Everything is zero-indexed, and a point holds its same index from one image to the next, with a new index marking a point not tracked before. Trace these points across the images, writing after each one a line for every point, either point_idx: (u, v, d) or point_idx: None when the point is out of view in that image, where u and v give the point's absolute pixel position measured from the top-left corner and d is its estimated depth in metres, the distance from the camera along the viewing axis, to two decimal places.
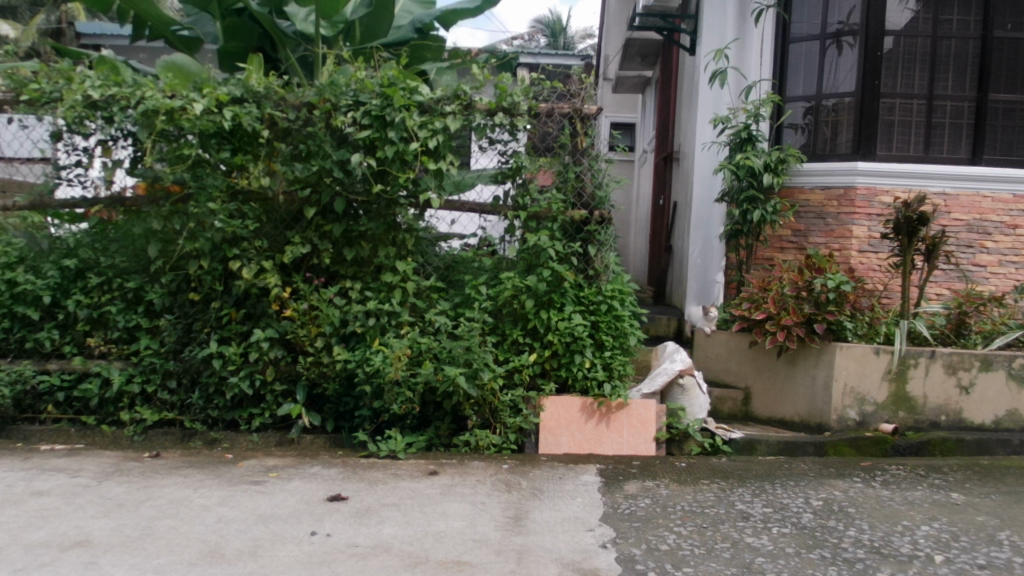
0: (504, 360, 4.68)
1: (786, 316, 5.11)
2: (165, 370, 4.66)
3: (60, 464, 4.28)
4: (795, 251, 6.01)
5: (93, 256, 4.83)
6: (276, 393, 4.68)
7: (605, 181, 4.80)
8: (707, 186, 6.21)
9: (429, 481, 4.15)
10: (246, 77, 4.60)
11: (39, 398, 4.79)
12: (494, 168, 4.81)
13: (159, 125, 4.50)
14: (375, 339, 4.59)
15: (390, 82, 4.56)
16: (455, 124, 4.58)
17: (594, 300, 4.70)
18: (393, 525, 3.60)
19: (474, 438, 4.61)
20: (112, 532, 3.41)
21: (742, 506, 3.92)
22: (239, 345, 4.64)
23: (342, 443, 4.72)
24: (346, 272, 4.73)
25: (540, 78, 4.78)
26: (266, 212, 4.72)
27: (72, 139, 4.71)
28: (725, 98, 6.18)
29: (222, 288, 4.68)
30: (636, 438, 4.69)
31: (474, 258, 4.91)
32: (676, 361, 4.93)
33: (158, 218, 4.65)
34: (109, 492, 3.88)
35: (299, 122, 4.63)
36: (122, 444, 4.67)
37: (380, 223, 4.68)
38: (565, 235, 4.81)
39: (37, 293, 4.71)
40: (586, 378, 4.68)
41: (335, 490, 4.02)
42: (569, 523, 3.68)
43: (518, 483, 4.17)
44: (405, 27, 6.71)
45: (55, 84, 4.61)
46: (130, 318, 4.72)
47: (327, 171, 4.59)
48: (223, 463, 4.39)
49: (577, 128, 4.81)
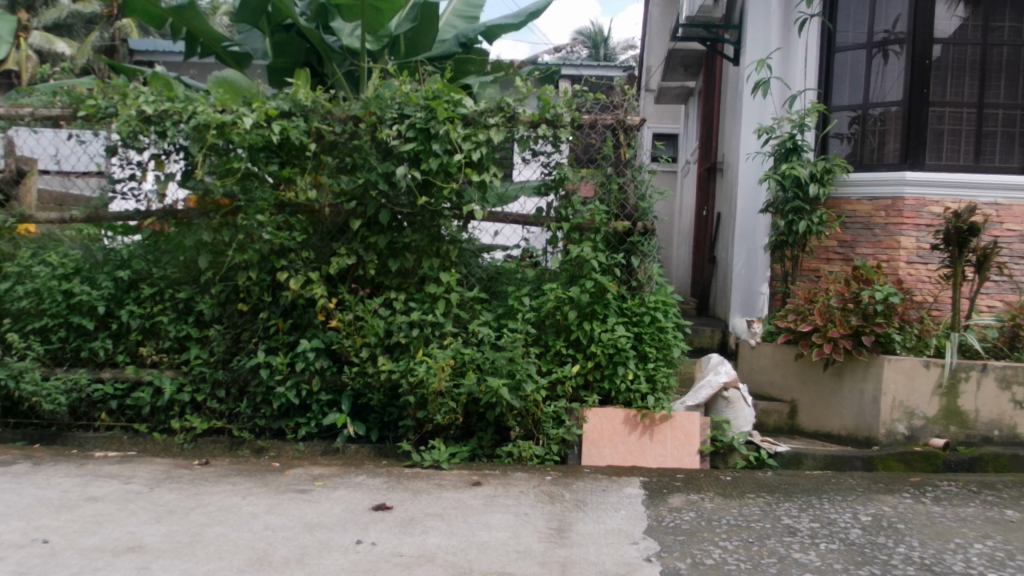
0: (547, 371, 4.68)
1: (833, 329, 5.04)
2: (214, 379, 4.75)
3: (113, 471, 4.38)
4: (842, 262, 5.92)
5: (145, 267, 4.93)
6: (321, 402, 4.76)
7: (649, 193, 4.80)
8: (751, 197, 6.16)
9: (472, 492, 4.17)
10: (294, 91, 4.68)
11: (93, 406, 4.90)
12: (537, 180, 4.83)
13: (209, 138, 4.59)
14: (419, 349, 4.62)
15: (434, 95, 4.58)
16: (499, 136, 4.61)
17: (637, 312, 4.69)
18: (437, 535, 3.62)
19: (517, 449, 4.62)
20: (164, 538, 3.48)
21: (789, 520, 3.88)
22: (286, 355, 4.70)
23: (386, 453, 4.77)
24: (390, 283, 4.76)
25: (584, 90, 4.78)
26: (313, 224, 4.80)
27: (127, 153, 4.83)
28: (769, 108, 6.15)
29: (270, 299, 4.76)
30: (680, 451, 4.67)
31: (517, 269, 4.91)
32: (721, 373, 4.89)
33: (208, 230, 4.73)
34: (160, 498, 3.95)
35: (345, 136, 4.70)
36: (173, 451, 4.76)
37: (424, 235, 4.73)
38: (608, 246, 4.81)
39: (92, 303, 4.80)
40: (629, 390, 4.68)
41: (380, 499, 4.06)
42: (614, 535, 3.66)
43: (562, 495, 4.17)
44: (449, 41, 6.74)
45: (110, 100, 4.74)
46: (181, 328, 4.81)
47: (373, 183, 4.66)
48: (270, 472, 4.46)
49: (620, 139, 4.81)
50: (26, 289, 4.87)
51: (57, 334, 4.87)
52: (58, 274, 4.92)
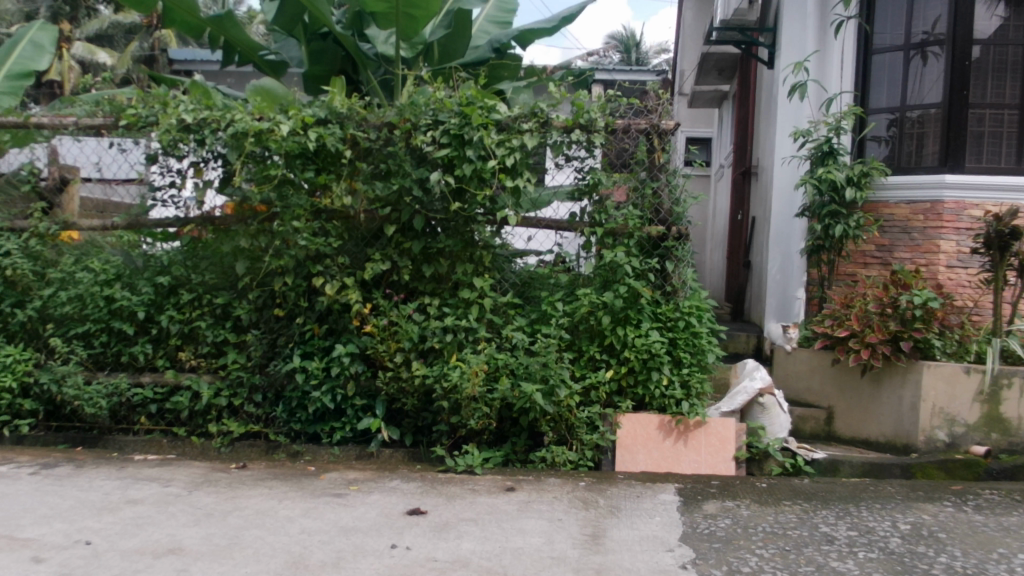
0: (581, 376, 4.68)
1: (871, 334, 4.97)
2: (252, 384, 4.82)
3: (153, 474, 4.44)
4: (879, 266, 5.84)
5: (184, 273, 4.96)
6: (356, 407, 4.78)
7: (683, 198, 4.77)
8: (787, 202, 6.09)
9: (506, 497, 4.17)
10: (330, 99, 4.73)
11: (133, 410, 4.98)
12: (570, 185, 4.82)
13: (247, 146, 4.66)
14: (453, 354, 4.63)
15: (468, 101, 4.63)
16: (533, 141, 4.62)
17: (672, 317, 4.67)
18: (471, 540, 3.63)
19: (551, 454, 4.63)
20: (202, 540, 3.52)
21: (826, 528, 3.83)
22: (322, 360, 4.75)
23: (419, 458, 4.79)
24: (425, 288, 4.78)
25: (618, 94, 4.78)
26: (347, 230, 4.82)
27: (167, 161, 4.91)
28: (805, 111, 6.10)
29: (306, 303, 4.81)
30: (714, 457, 4.63)
31: (549, 274, 4.91)
32: (756, 379, 4.83)
33: (246, 236, 4.80)
34: (199, 502, 4.00)
35: (380, 142, 4.73)
36: (210, 455, 4.82)
37: (458, 241, 4.75)
38: (642, 251, 4.80)
39: (132, 309, 4.89)
40: (664, 396, 4.66)
41: (415, 504, 4.07)
42: (648, 542, 3.64)
43: (595, 500, 4.15)
44: (483, 47, 6.76)
45: (150, 109, 4.82)
46: (218, 333, 4.87)
47: (407, 190, 4.69)
48: (306, 476, 4.49)
49: (655, 144, 4.78)
50: (69, 295, 4.95)
51: (98, 339, 4.95)
52: (100, 280, 4.99)
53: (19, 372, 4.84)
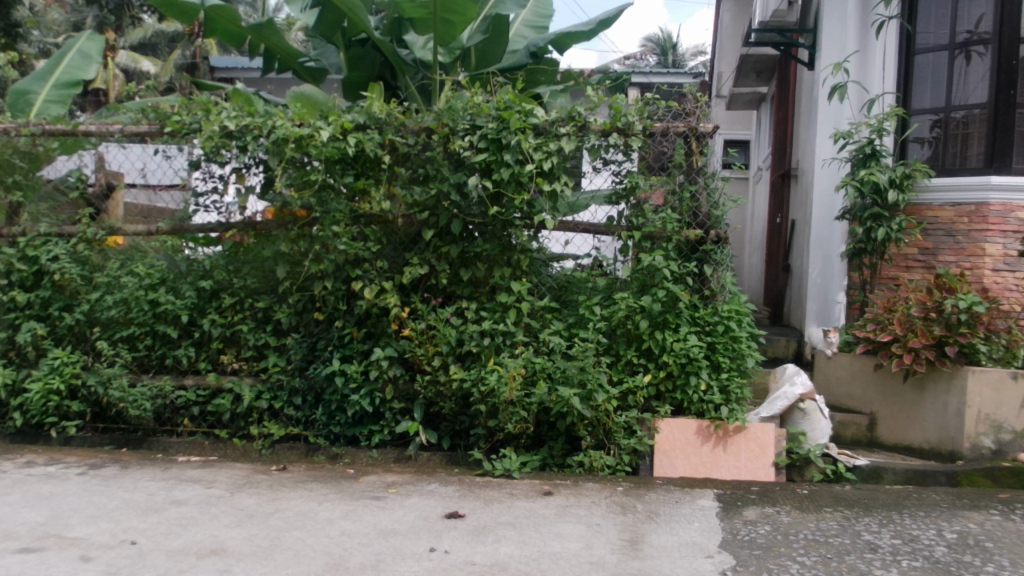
0: (618, 381, 4.66)
1: (914, 339, 4.90)
2: (291, 387, 4.87)
3: (196, 475, 4.51)
4: (923, 269, 5.71)
5: (226, 277, 5.04)
6: (394, 410, 4.81)
7: (722, 201, 4.75)
8: (827, 204, 6.03)
9: (543, 501, 4.17)
10: (369, 104, 4.77)
11: (176, 412, 5.06)
12: (608, 189, 4.82)
13: (288, 152, 4.73)
14: (490, 358, 4.65)
15: (506, 106, 4.63)
16: (570, 146, 4.63)
17: (710, 321, 4.63)
18: (509, 544, 3.63)
19: (589, 458, 4.59)
20: (244, 541, 3.57)
21: (869, 536, 3.77)
22: (361, 363, 4.79)
23: (457, 461, 4.81)
24: (462, 292, 4.79)
25: (655, 97, 4.75)
26: (386, 235, 4.85)
27: (209, 167, 5.01)
28: (846, 112, 6.03)
29: (345, 307, 4.85)
30: (754, 463, 4.58)
31: (587, 279, 4.89)
32: (797, 384, 4.78)
33: (286, 241, 4.85)
34: (241, 503, 4.06)
35: (418, 147, 4.77)
36: (252, 457, 4.88)
37: (495, 245, 4.74)
38: (680, 254, 4.76)
39: (176, 312, 4.98)
40: (702, 400, 4.62)
41: (453, 507, 4.09)
42: (687, 548, 3.61)
43: (634, 505, 4.13)
44: (519, 52, 6.79)
45: (194, 116, 4.92)
46: (259, 337, 4.94)
47: (445, 194, 4.72)
48: (345, 478, 4.53)
49: (693, 147, 4.75)
50: (115, 299, 5.04)
51: (143, 343, 5.05)
52: (145, 284, 5.10)
53: (67, 374, 4.94)
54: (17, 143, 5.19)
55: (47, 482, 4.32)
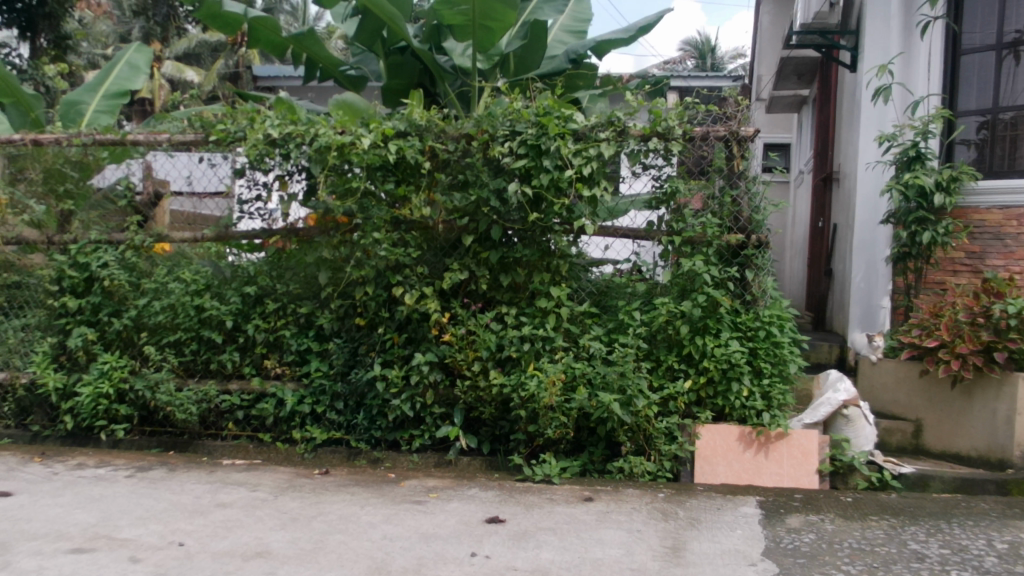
0: (659, 387, 4.63)
1: (962, 344, 4.79)
2: (334, 392, 4.93)
3: (241, 478, 4.58)
4: (970, 274, 5.58)
5: (270, 283, 5.13)
6: (435, 415, 4.84)
7: (762, 205, 4.71)
8: (872, 208, 5.92)
9: (584, 507, 4.16)
10: (409, 112, 4.82)
11: (221, 416, 5.14)
12: (647, 194, 4.79)
13: (331, 160, 4.78)
14: (530, 364, 4.64)
15: (545, 111, 4.64)
16: (610, 150, 4.63)
17: (752, 326, 4.59)
18: (550, 549, 3.63)
19: (629, 464, 4.57)
20: (289, 544, 3.61)
21: (916, 545, 3.70)
22: (401, 368, 4.81)
23: (497, 466, 4.81)
24: (502, 297, 4.81)
25: (695, 101, 4.74)
26: (426, 240, 4.90)
27: (253, 175, 5.08)
28: (891, 114, 5.91)
29: (386, 313, 4.88)
30: (797, 470, 4.53)
31: (627, 284, 4.89)
32: (840, 390, 4.71)
33: (328, 248, 4.90)
34: (285, 507, 4.11)
35: (458, 153, 4.79)
36: (294, 461, 4.95)
37: (535, 250, 4.76)
38: (721, 259, 4.74)
39: (221, 317, 5.05)
40: (744, 406, 4.59)
41: (494, 512, 4.10)
42: (730, 556, 3.58)
43: (675, 512, 4.11)
44: (559, 57, 6.77)
45: (239, 124, 5.00)
46: (302, 342, 5.01)
47: (485, 200, 4.73)
48: (386, 483, 4.56)
49: (734, 151, 4.72)
50: (162, 305, 5.13)
51: (189, 347, 5.13)
52: (191, 290, 5.17)
53: (116, 378, 5.05)
54: (69, 152, 5.36)
55: (98, 484, 4.41)
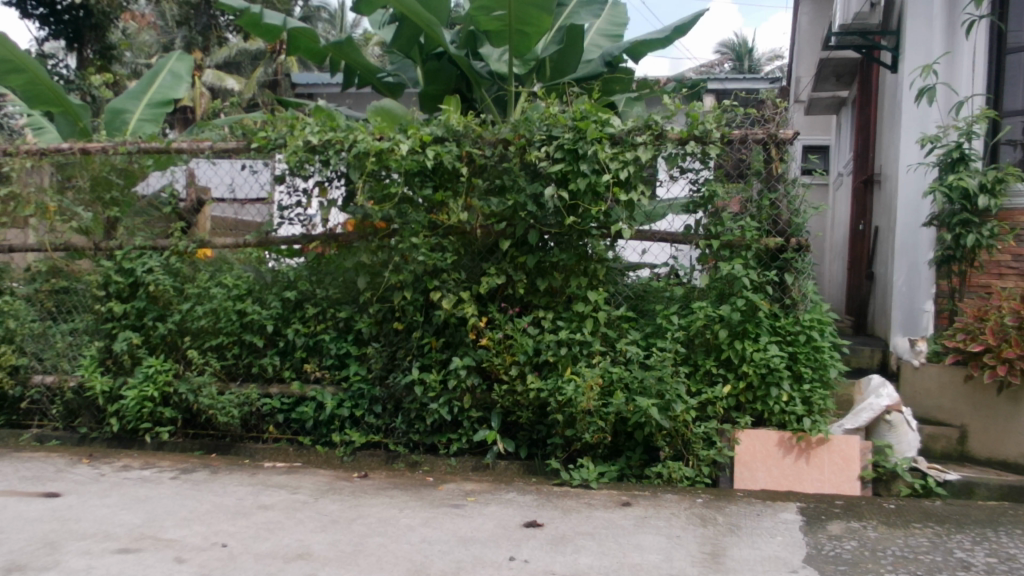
0: (697, 392, 4.62)
1: (1008, 349, 4.71)
2: (372, 396, 4.96)
3: (282, 481, 4.64)
4: (1017, 277, 5.45)
5: (310, 288, 5.18)
6: (472, 419, 4.86)
7: (802, 209, 4.66)
8: (913, 211, 5.84)
9: (622, 512, 4.15)
10: (447, 118, 4.85)
11: (262, 419, 5.21)
12: (685, 198, 4.77)
13: (369, 166, 4.83)
14: (567, 368, 4.66)
15: (582, 116, 4.65)
16: (647, 155, 4.61)
17: (791, 330, 4.54)
18: (589, 554, 3.62)
19: (667, 469, 4.54)
20: (329, 546, 3.65)
21: (962, 554, 3.63)
22: (439, 372, 4.87)
23: (535, 471, 4.81)
24: (539, 302, 4.80)
25: (733, 104, 4.71)
26: (463, 245, 4.91)
27: (294, 181, 5.14)
28: (934, 116, 5.83)
29: (423, 318, 4.92)
30: (838, 476, 4.46)
31: (665, 288, 4.88)
32: (882, 396, 4.63)
33: (367, 252, 4.97)
34: (325, 509, 4.15)
35: (495, 158, 4.82)
36: (334, 463, 4.99)
37: (572, 254, 4.76)
38: (760, 263, 4.71)
39: (262, 322, 5.13)
40: (784, 411, 4.54)
41: (532, 516, 4.10)
42: (770, 562, 3.54)
43: (714, 518, 4.08)
44: (595, 61, 6.81)
45: (279, 132, 5.07)
46: (341, 346, 5.06)
47: (522, 205, 4.74)
48: (425, 486, 4.59)
49: (772, 154, 4.68)
50: (204, 309, 5.21)
51: (231, 351, 5.22)
52: (233, 295, 5.25)
53: (161, 381, 5.13)
54: (115, 160, 5.48)
55: (143, 486, 4.50)
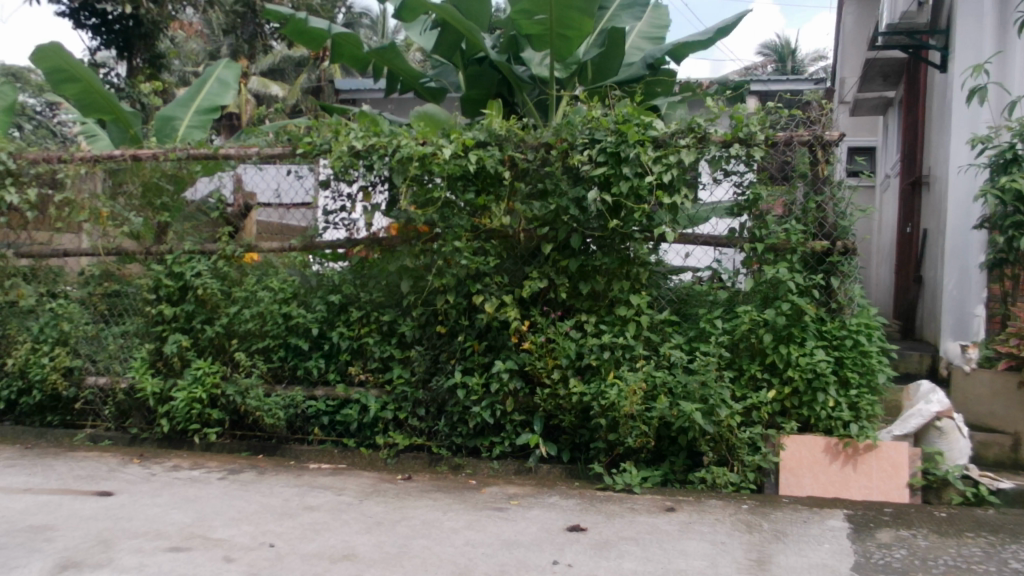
0: (742, 397, 4.56)
1: None
2: (415, 399, 4.99)
3: (327, 482, 4.68)
4: None
5: (354, 291, 5.25)
6: (515, 423, 4.86)
7: (849, 211, 4.60)
8: (964, 213, 5.73)
9: (666, 517, 4.12)
10: (489, 122, 4.88)
11: (307, 421, 5.28)
12: (729, 201, 4.73)
13: (412, 170, 4.86)
14: (610, 372, 4.63)
15: (624, 119, 4.64)
16: (690, 157, 4.59)
17: (838, 334, 4.49)
18: (633, 559, 3.60)
19: (711, 475, 4.51)
20: (374, 548, 3.67)
21: (1017, 564, 3.54)
22: (481, 376, 4.86)
23: (578, 475, 4.81)
24: (582, 306, 4.79)
25: (778, 106, 4.67)
26: (506, 248, 4.93)
27: (338, 186, 5.20)
28: (985, 116, 5.73)
29: (466, 321, 4.94)
30: (887, 483, 4.38)
31: (708, 291, 4.82)
32: (933, 402, 4.54)
33: (410, 257, 5.00)
34: (370, 511, 4.19)
35: (537, 162, 4.84)
36: (378, 466, 5.04)
37: (614, 258, 4.74)
38: (806, 266, 4.63)
39: (308, 325, 5.23)
40: (830, 417, 4.47)
41: (575, 520, 4.10)
42: (818, 570, 3.49)
43: (760, 524, 4.03)
44: (637, 65, 6.78)
45: (324, 137, 5.12)
46: (385, 349, 5.08)
47: (564, 209, 4.75)
48: (468, 489, 4.61)
49: (818, 156, 4.63)
50: (252, 312, 5.27)
51: (277, 354, 5.32)
52: (278, 298, 5.32)
53: (209, 383, 5.20)
54: (164, 167, 5.58)
55: (192, 486, 4.58)
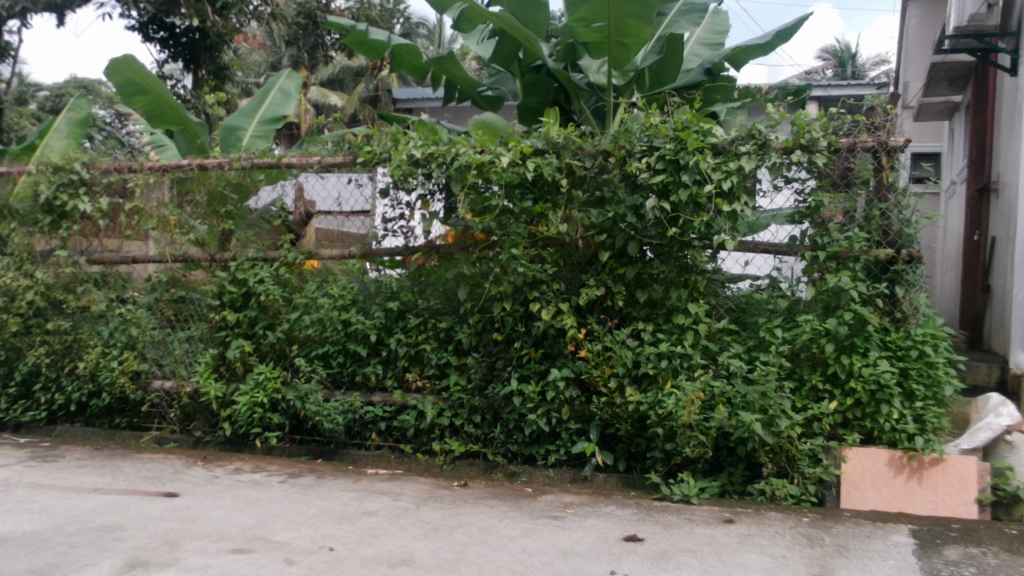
0: (803, 407, 4.47)
1: None
2: (471, 405, 5.00)
3: (384, 488, 4.73)
4: None
5: (412, 298, 5.29)
6: (571, 431, 4.84)
7: (915, 218, 4.50)
8: None
9: (725, 529, 4.06)
10: (547, 130, 4.88)
11: (365, 427, 5.35)
12: (790, 208, 4.66)
13: (470, 178, 4.90)
14: (668, 381, 4.58)
15: (684, 126, 4.61)
16: (750, 164, 4.53)
17: (903, 345, 4.39)
18: (691, 571, 3.56)
19: (771, 486, 4.43)
20: (432, 553, 3.70)
21: None
22: (537, 384, 4.86)
23: (634, 484, 4.77)
24: (639, 314, 4.76)
25: (840, 112, 4.62)
26: (562, 256, 4.93)
27: (397, 195, 5.25)
28: None
29: (523, 328, 4.95)
30: (953, 498, 4.25)
31: (767, 300, 4.75)
32: (1003, 415, 4.41)
33: (467, 264, 5.03)
34: (427, 516, 4.22)
35: (595, 170, 4.82)
36: (433, 471, 5.07)
37: (672, 266, 4.71)
38: (869, 275, 4.56)
39: (366, 331, 5.26)
40: (894, 430, 4.36)
41: (631, 530, 4.07)
42: None
43: (821, 538, 3.95)
44: (694, 70, 6.79)
45: (384, 146, 5.19)
46: (441, 356, 5.11)
47: (622, 216, 4.73)
48: (523, 497, 4.61)
49: (883, 162, 4.54)
50: (311, 319, 5.38)
51: (336, 360, 5.38)
52: (338, 304, 5.40)
53: (270, 389, 5.30)
54: (229, 175, 5.74)
55: (255, 488, 4.67)
